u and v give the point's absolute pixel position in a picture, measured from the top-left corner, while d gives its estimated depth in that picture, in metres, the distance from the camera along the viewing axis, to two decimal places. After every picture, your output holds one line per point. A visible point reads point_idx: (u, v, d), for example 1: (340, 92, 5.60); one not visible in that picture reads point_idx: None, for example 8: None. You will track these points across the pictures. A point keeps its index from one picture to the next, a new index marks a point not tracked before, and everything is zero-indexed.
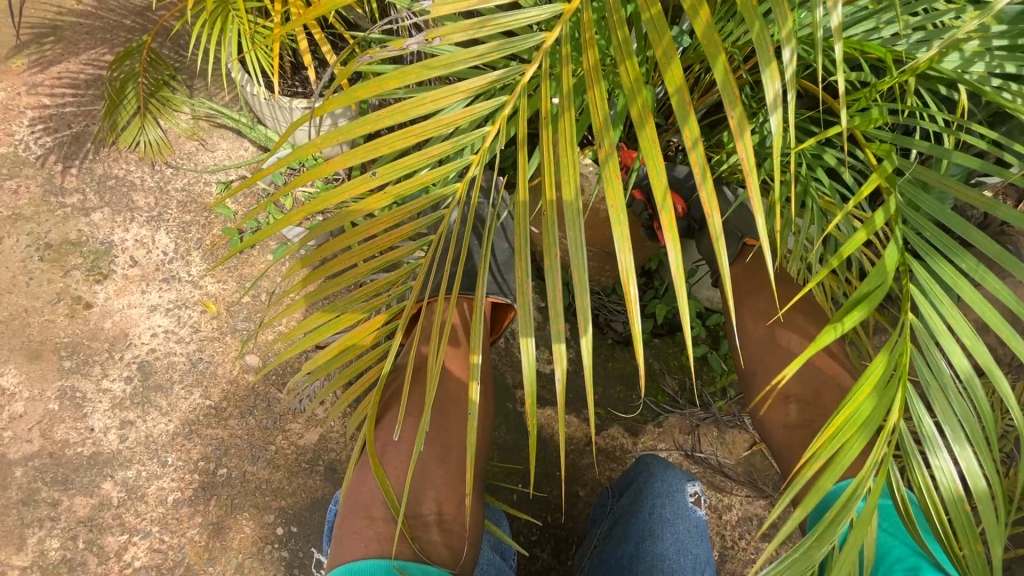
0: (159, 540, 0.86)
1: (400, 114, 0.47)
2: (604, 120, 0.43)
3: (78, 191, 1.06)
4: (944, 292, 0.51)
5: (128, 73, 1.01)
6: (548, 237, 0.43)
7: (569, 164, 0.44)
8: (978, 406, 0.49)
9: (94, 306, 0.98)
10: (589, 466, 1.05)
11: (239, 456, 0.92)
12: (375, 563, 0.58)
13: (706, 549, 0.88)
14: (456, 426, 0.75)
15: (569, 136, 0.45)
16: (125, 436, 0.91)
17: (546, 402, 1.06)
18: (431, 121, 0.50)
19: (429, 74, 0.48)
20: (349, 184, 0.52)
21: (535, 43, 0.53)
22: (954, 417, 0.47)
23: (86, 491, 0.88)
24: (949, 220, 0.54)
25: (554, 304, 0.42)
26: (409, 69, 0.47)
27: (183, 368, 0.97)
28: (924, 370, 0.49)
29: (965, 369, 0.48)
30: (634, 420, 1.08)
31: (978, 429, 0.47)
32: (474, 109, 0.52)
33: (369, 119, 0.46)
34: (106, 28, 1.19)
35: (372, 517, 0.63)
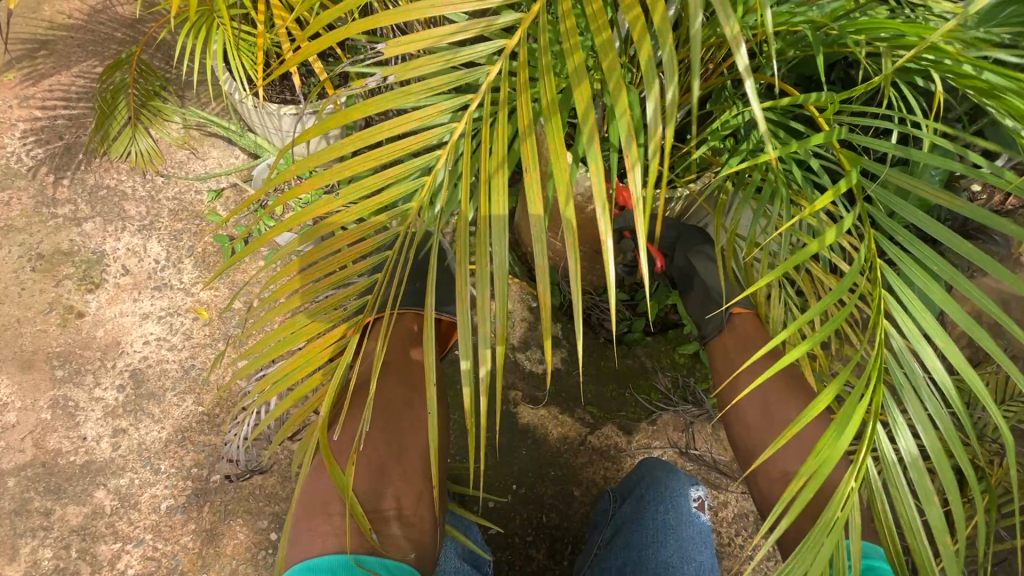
0: (152, 548, 0.86)
1: (362, 142, 0.49)
2: (531, 148, 0.45)
3: (70, 202, 1.07)
4: (915, 298, 0.51)
5: (118, 85, 1.02)
6: (480, 248, 0.46)
7: (499, 186, 0.47)
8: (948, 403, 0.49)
9: (86, 315, 0.99)
10: (582, 466, 1.05)
11: (232, 461, 0.93)
12: (333, 559, 0.60)
13: (709, 555, 0.84)
14: (413, 427, 0.77)
15: (503, 160, 0.48)
16: (118, 444, 0.91)
17: (539, 402, 1.07)
18: (391, 147, 0.52)
19: (389, 105, 0.49)
20: (315, 204, 0.54)
21: (483, 75, 0.55)
22: (926, 417, 0.47)
23: (79, 500, 0.88)
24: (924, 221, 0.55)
25: (480, 312, 0.46)
26: (371, 101, 0.48)
27: (176, 375, 0.97)
28: (897, 372, 0.50)
29: (936, 369, 0.48)
30: (627, 418, 1.08)
31: (952, 426, 0.47)
32: (427, 136, 0.54)
33: (333, 148, 0.48)
34: (96, 41, 1.21)
35: (329, 513, 0.66)
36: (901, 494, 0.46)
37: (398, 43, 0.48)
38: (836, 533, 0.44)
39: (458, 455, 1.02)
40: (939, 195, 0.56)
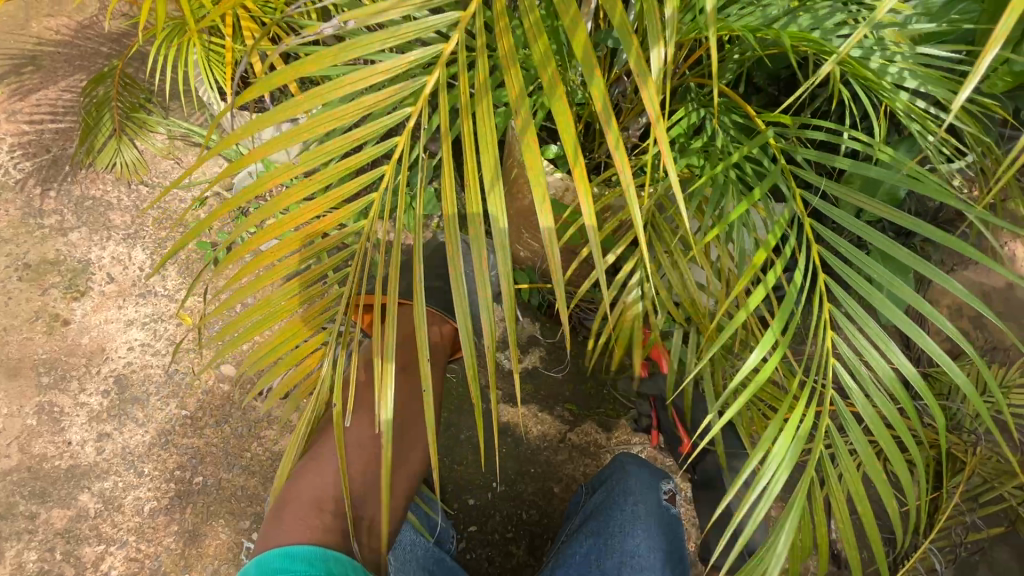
0: (135, 549, 0.88)
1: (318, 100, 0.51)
2: (520, 87, 0.47)
3: (56, 213, 1.09)
4: (864, 311, 0.61)
5: (103, 99, 1.06)
6: (476, 211, 0.48)
7: (488, 134, 0.49)
8: (894, 392, 0.60)
9: (72, 323, 1.01)
10: (562, 463, 1.06)
11: (215, 464, 0.94)
12: (310, 550, 0.62)
13: (677, 546, 0.88)
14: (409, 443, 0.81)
15: (489, 108, 0.49)
16: (102, 448, 0.93)
17: (519, 400, 1.08)
18: (350, 105, 0.53)
19: (344, 56, 0.51)
20: (275, 171, 0.55)
21: (452, 23, 0.54)
22: (871, 408, 0.60)
23: (63, 504, 0.89)
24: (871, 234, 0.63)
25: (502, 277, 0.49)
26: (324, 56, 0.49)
27: (159, 380, 0.99)
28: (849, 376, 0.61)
29: (882, 373, 0.60)
30: (606, 415, 1.10)
31: (898, 417, 0.60)
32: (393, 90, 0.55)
33: (286, 105, 0.50)
34: (83, 56, 1.24)
35: (321, 508, 0.68)
36: (851, 474, 0.59)
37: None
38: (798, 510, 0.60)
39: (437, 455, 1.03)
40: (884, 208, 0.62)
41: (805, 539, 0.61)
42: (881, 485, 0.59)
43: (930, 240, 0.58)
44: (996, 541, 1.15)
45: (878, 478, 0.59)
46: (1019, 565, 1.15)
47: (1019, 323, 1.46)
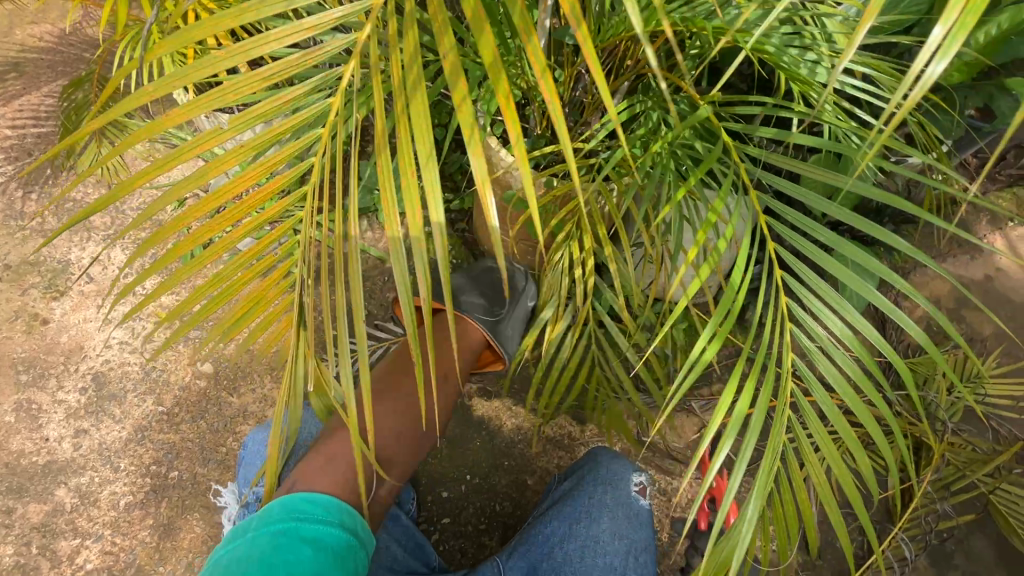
0: (111, 542, 0.89)
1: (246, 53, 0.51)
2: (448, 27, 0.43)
3: (37, 214, 1.11)
4: (819, 280, 0.58)
5: (81, 103, 1.08)
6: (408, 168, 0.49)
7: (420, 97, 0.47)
8: (857, 350, 0.57)
9: (51, 321, 1.03)
10: (536, 455, 1.07)
11: (190, 458, 0.96)
12: (324, 500, 0.67)
13: (643, 535, 0.91)
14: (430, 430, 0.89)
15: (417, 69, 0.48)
16: (79, 444, 0.95)
17: (493, 394, 1.10)
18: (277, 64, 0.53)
19: (267, 10, 0.51)
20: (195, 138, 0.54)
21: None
22: (837, 372, 0.57)
23: (40, 499, 0.91)
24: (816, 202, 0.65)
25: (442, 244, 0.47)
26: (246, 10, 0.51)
27: (136, 377, 1.00)
28: (806, 341, 0.59)
29: (841, 332, 0.57)
30: (580, 408, 1.10)
31: (864, 377, 0.57)
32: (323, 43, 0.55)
33: (206, 60, 0.49)
34: (65, 62, 1.26)
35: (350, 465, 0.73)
36: (823, 439, 0.57)
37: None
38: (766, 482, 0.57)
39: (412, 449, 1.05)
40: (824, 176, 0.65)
41: (781, 504, 0.62)
42: (855, 449, 0.57)
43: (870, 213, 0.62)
44: (973, 530, 1.15)
45: (852, 442, 0.56)
46: (996, 555, 1.14)
47: (1000, 313, 1.46)
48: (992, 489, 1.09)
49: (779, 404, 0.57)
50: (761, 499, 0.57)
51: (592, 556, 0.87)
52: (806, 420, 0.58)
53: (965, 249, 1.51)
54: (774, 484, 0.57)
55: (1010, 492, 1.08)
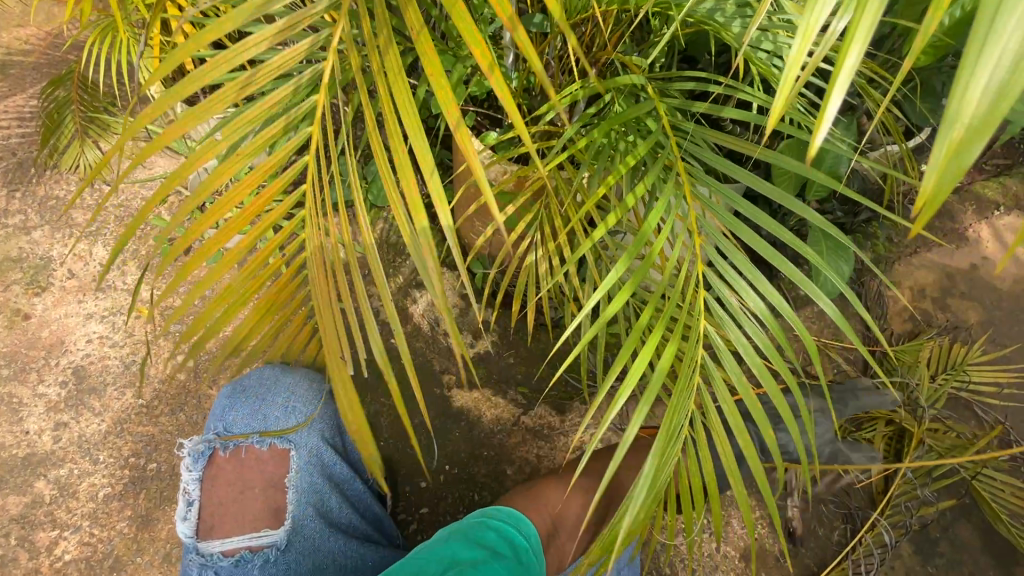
0: (89, 534, 0.90)
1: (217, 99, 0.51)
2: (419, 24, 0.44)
3: (20, 213, 1.12)
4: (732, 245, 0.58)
5: (63, 101, 1.09)
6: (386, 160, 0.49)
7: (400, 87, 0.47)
8: (769, 324, 0.56)
9: (32, 317, 1.04)
10: (515, 445, 1.07)
11: (168, 450, 0.96)
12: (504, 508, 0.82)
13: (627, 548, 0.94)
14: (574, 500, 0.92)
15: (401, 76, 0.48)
16: (59, 437, 0.95)
17: (472, 385, 1.10)
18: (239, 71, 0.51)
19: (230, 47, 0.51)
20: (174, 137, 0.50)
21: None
22: (748, 342, 0.56)
23: (19, 491, 0.92)
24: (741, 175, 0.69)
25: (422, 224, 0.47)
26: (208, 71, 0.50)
27: (116, 371, 1.01)
28: (719, 310, 0.58)
29: (758, 307, 0.57)
30: (559, 398, 1.10)
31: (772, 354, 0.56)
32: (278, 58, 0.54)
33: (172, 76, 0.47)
34: (50, 63, 1.28)
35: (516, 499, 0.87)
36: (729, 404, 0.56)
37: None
38: (661, 441, 0.53)
39: (391, 440, 1.05)
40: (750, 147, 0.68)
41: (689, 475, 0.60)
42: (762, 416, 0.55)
43: (814, 220, 0.63)
44: (959, 518, 1.14)
45: (759, 411, 0.55)
46: (981, 543, 1.13)
47: (985, 303, 1.45)
48: (974, 475, 1.10)
49: (686, 367, 0.56)
50: (659, 461, 0.53)
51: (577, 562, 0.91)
52: (714, 387, 0.56)
53: (948, 239, 1.51)
54: (673, 449, 0.54)
55: (994, 478, 1.10)
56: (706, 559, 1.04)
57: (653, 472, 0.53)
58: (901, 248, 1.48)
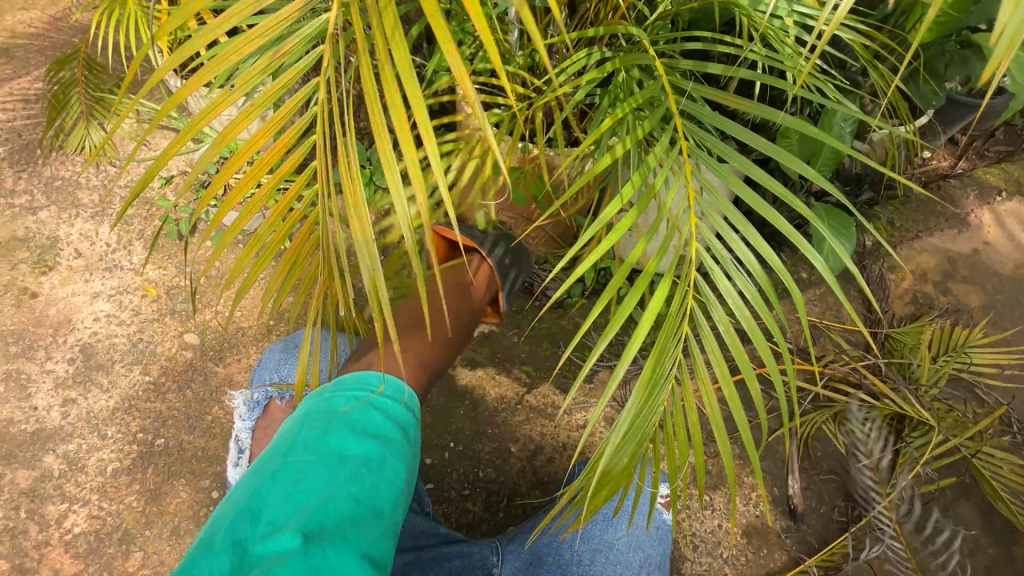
0: (98, 507, 0.91)
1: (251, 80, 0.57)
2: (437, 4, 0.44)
3: (26, 193, 1.13)
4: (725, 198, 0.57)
5: (70, 81, 1.09)
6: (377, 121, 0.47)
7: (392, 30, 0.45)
8: (758, 276, 0.54)
9: (39, 295, 1.04)
10: (520, 423, 1.08)
11: (176, 426, 0.97)
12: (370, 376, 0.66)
13: (660, 551, 0.85)
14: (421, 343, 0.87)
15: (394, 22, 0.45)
16: (67, 413, 0.96)
17: (477, 363, 1.11)
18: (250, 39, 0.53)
19: (246, 16, 0.54)
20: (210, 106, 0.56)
21: None
22: (734, 292, 0.55)
23: (28, 465, 0.92)
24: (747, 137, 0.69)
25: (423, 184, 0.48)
26: (243, 45, 0.53)
27: (124, 348, 1.02)
28: (710, 261, 0.57)
29: (752, 263, 0.55)
30: (562, 377, 1.11)
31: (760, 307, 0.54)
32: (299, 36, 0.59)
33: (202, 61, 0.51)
34: (55, 46, 1.28)
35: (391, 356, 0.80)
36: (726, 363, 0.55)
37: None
38: (645, 384, 0.53)
39: None
40: (756, 109, 0.69)
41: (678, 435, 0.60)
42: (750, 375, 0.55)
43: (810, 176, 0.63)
44: (958, 496, 1.15)
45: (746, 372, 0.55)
46: (981, 521, 1.14)
47: (987, 287, 1.45)
48: (973, 453, 1.11)
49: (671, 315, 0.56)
50: (643, 404, 0.54)
51: (602, 563, 0.81)
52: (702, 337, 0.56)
53: (950, 225, 1.51)
54: (657, 392, 0.55)
55: (993, 457, 1.10)
56: (708, 535, 1.05)
57: (641, 414, 0.54)
58: (903, 233, 1.48)
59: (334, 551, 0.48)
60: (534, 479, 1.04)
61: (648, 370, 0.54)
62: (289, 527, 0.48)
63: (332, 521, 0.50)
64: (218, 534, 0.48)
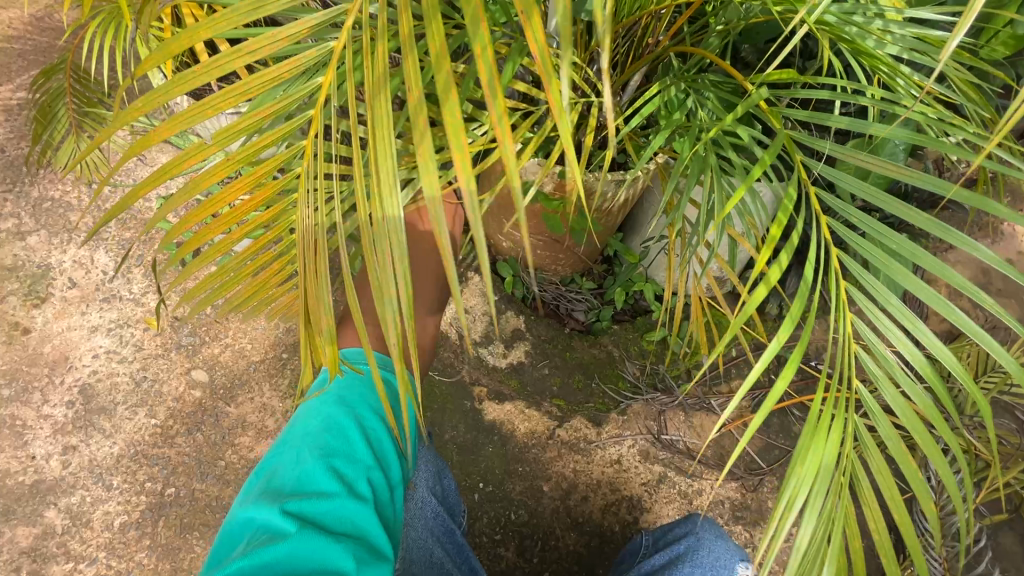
0: (106, 566, 0.84)
1: (233, 132, 0.47)
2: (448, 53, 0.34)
3: (13, 216, 1.04)
4: (881, 280, 0.44)
5: (57, 92, 0.99)
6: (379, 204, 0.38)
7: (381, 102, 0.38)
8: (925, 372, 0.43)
9: (32, 331, 0.96)
10: (552, 460, 1.02)
11: (187, 474, 0.91)
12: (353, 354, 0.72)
13: None
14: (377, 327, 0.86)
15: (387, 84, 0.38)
16: (68, 462, 0.89)
17: (505, 397, 1.05)
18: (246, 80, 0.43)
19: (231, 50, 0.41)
20: (186, 153, 0.46)
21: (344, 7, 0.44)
22: (897, 395, 0.43)
23: (28, 521, 0.85)
24: (894, 208, 0.53)
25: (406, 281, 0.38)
26: (188, 77, 0.39)
27: (127, 388, 0.95)
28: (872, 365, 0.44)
29: (915, 359, 0.42)
30: (596, 410, 1.06)
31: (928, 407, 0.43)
32: (298, 59, 0.44)
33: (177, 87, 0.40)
34: (36, 50, 1.17)
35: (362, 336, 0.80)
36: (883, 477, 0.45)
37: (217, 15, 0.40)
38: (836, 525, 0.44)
39: None
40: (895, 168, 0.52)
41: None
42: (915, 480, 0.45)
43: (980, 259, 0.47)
44: (1001, 527, 1.11)
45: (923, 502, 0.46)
46: None
47: (1021, 300, 1.40)
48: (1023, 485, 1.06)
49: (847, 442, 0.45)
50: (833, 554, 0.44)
51: None
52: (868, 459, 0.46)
53: (984, 233, 1.45)
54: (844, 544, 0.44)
55: None
56: None
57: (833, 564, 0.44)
58: (937, 243, 1.42)
59: (316, 507, 0.56)
60: (568, 520, 0.99)
61: (835, 511, 0.44)
62: (269, 505, 0.55)
63: (307, 490, 0.58)
64: (220, 532, 0.57)
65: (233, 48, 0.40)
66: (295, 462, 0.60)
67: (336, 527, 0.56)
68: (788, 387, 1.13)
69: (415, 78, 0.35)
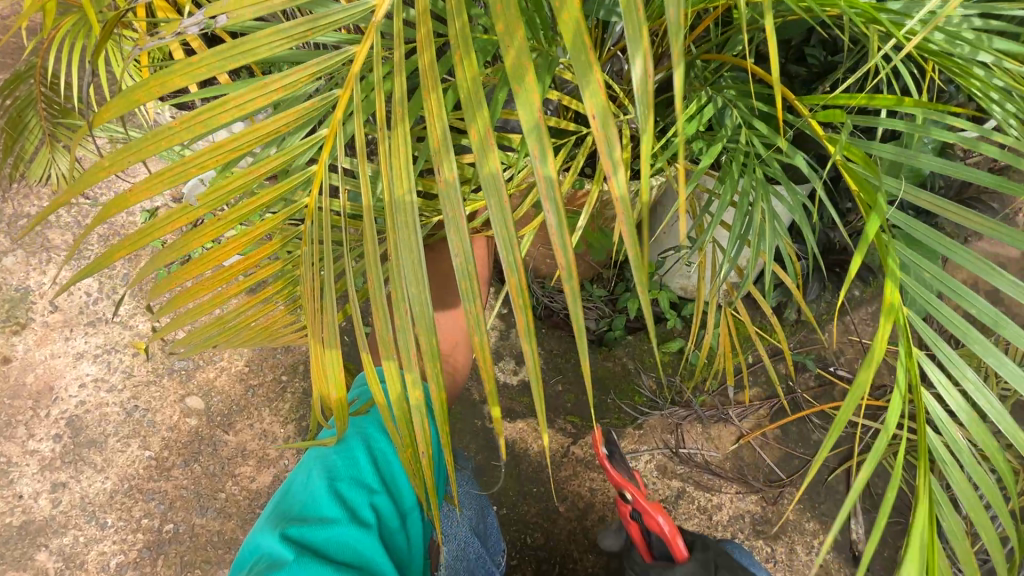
0: None
1: (224, 193, 0.41)
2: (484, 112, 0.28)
3: None
4: (956, 354, 0.40)
5: (27, 99, 0.90)
6: (392, 289, 0.32)
7: (401, 162, 0.32)
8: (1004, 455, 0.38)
9: (14, 360, 0.90)
10: (567, 478, 0.98)
11: (186, 508, 0.86)
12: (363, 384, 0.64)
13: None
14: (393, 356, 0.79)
15: (406, 146, 0.32)
16: (58, 500, 0.85)
17: (517, 414, 1.01)
18: (243, 136, 0.37)
19: (222, 101, 0.35)
20: (168, 216, 0.39)
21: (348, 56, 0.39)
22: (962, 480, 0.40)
23: (18, 565, 0.81)
24: (970, 262, 0.45)
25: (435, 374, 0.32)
26: (164, 134, 0.33)
27: (117, 419, 0.89)
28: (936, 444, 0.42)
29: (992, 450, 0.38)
30: (611, 425, 1.02)
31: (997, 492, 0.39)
32: (297, 110, 0.39)
33: (162, 139, 0.33)
34: (4, 52, 1.09)
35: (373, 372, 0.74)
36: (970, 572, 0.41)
37: (199, 59, 0.33)
38: None
39: None
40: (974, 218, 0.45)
41: None
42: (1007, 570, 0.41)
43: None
44: None
45: None
46: None
47: None
48: None
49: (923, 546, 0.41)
50: None
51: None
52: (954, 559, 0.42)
53: None
54: None
55: None
56: None
57: None
58: None
59: (316, 530, 0.52)
60: (585, 542, 0.95)
61: None
62: (269, 529, 0.52)
63: (310, 513, 0.53)
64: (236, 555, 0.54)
65: (217, 101, 0.35)
66: (305, 480, 0.56)
67: (336, 554, 0.51)
68: (807, 394, 1.09)
69: (448, 168, 0.29)
